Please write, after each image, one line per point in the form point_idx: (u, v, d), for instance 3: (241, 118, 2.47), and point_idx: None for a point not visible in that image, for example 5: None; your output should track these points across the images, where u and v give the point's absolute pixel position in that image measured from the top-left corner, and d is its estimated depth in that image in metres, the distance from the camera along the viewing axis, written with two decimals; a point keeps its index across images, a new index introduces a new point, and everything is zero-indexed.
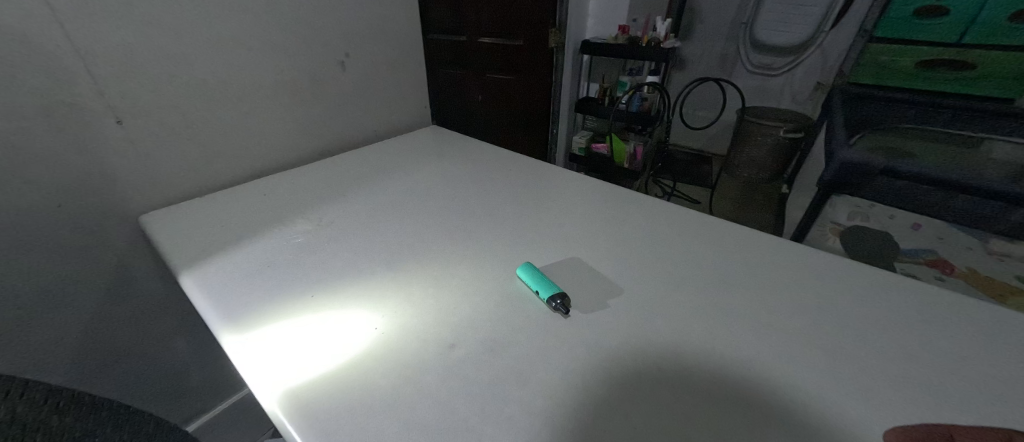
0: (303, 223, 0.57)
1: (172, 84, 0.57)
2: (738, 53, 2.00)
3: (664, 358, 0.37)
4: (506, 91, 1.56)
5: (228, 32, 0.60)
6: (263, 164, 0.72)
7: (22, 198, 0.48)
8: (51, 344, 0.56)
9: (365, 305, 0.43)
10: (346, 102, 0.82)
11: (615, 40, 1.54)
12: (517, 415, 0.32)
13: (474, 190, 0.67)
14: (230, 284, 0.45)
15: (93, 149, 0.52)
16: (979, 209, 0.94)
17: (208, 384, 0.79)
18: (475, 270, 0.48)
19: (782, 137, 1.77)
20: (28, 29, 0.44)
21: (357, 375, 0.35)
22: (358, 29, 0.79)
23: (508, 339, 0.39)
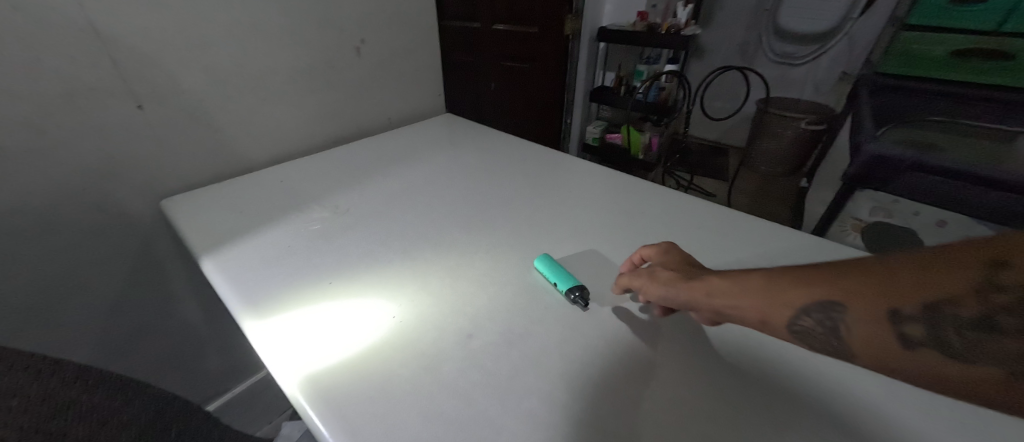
0: (320, 210, 0.57)
1: (190, 69, 0.57)
2: (760, 41, 1.93)
3: (688, 355, 0.37)
4: (520, 80, 1.54)
5: (245, 16, 0.60)
6: (279, 151, 0.72)
7: (48, 182, 0.49)
8: (78, 326, 0.57)
9: (383, 294, 0.43)
10: (361, 88, 0.82)
11: (633, 27, 1.50)
12: (538, 408, 0.32)
13: (489, 180, 0.66)
14: (249, 269, 0.45)
15: (115, 133, 0.52)
16: (1014, 206, 0.88)
17: (227, 366, 0.81)
18: (491, 261, 0.48)
19: (802, 129, 1.71)
20: (50, 13, 0.44)
21: (376, 362, 0.35)
22: (373, 14, 0.78)
23: (527, 331, 0.39)
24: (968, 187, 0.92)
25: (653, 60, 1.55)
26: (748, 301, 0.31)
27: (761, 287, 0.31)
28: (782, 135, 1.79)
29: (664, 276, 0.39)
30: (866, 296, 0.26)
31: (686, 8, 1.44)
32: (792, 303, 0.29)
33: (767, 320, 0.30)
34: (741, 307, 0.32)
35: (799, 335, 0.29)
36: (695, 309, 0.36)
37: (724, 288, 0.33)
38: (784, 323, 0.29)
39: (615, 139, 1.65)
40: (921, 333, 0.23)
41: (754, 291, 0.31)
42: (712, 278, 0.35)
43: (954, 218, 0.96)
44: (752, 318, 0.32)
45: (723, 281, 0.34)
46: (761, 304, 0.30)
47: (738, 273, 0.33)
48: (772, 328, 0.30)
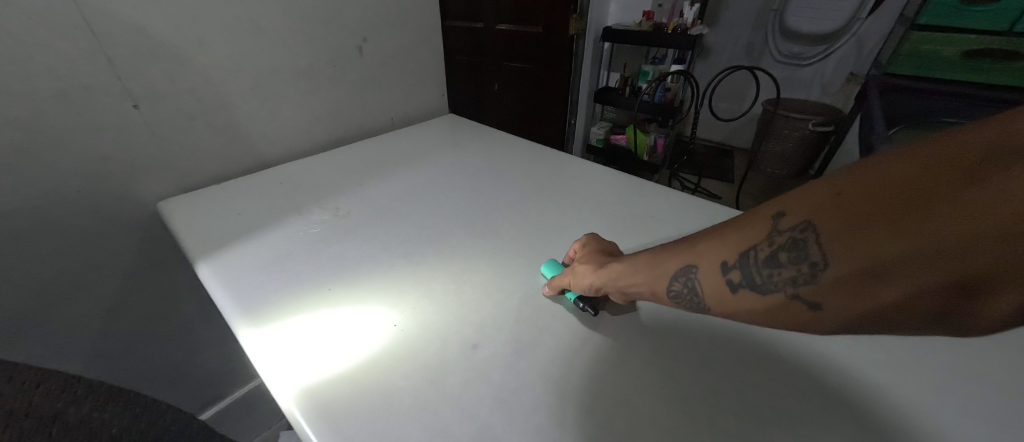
0: (320, 213, 0.56)
1: (189, 67, 0.55)
2: (767, 41, 1.91)
3: (704, 365, 0.35)
4: (524, 80, 1.52)
5: (245, 14, 0.59)
6: (280, 151, 0.71)
7: (42, 183, 0.47)
8: (73, 331, 0.56)
9: (384, 300, 0.41)
10: (363, 88, 0.80)
11: (638, 27, 1.48)
12: (548, 425, 0.30)
13: (494, 183, 0.64)
14: (245, 274, 0.44)
15: (111, 133, 0.51)
16: None
17: (226, 370, 0.79)
18: (497, 267, 0.46)
19: (810, 131, 1.68)
20: (44, 9, 0.43)
21: (377, 375, 0.34)
22: (376, 12, 0.77)
23: (535, 341, 0.37)
24: None
25: (658, 61, 1.54)
26: (648, 280, 0.33)
27: (655, 262, 0.33)
28: (788, 136, 1.76)
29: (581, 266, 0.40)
30: (737, 250, 0.27)
31: (693, 8, 1.42)
32: (682, 266, 0.30)
33: (662, 294, 0.32)
34: (643, 287, 0.34)
35: (691, 301, 0.30)
36: (613, 294, 0.38)
37: (629, 273, 0.35)
38: (676, 292, 0.31)
39: (620, 140, 1.64)
40: (787, 281, 0.24)
41: (650, 267, 0.33)
42: (619, 264, 0.37)
43: None
44: (654, 296, 0.33)
45: (627, 267, 0.36)
46: (657, 282, 0.32)
47: (641, 256, 0.35)
48: (668, 300, 0.32)
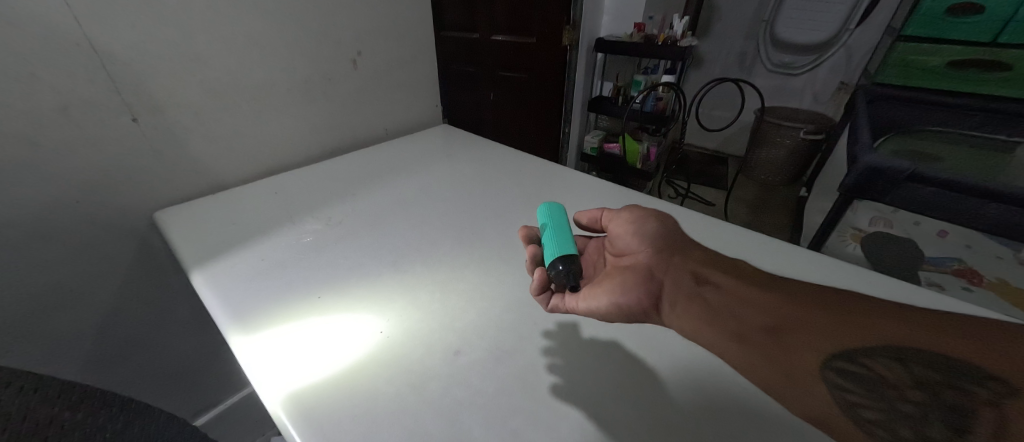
0: (313, 222, 0.57)
1: (187, 82, 0.57)
2: (758, 51, 1.95)
3: (675, 368, 0.36)
4: (519, 89, 1.55)
5: (242, 31, 0.61)
6: (275, 162, 0.73)
7: (43, 194, 0.49)
8: (69, 338, 0.57)
9: (372, 308, 0.43)
10: (357, 100, 0.82)
11: (630, 38, 1.51)
12: (523, 429, 0.31)
13: (482, 192, 0.66)
14: (238, 283, 0.45)
15: (111, 146, 0.53)
16: (1014, 218, 0.86)
17: (219, 378, 0.80)
18: (482, 275, 0.48)
19: (801, 138, 1.72)
20: (47, 29, 0.45)
21: (361, 380, 0.35)
22: (370, 27, 0.79)
23: (514, 347, 0.38)
24: (965, 198, 0.91)
25: (650, 71, 1.56)
26: (725, 299, 0.35)
27: (749, 291, 0.35)
28: (781, 144, 1.79)
29: (670, 255, 0.42)
30: (842, 327, 0.28)
31: (683, 20, 1.45)
32: (773, 308, 0.32)
33: (728, 313, 0.34)
34: (707, 301, 0.36)
35: (754, 329, 0.32)
36: (619, 300, 0.39)
37: (714, 283, 0.37)
38: (748, 319, 0.32)
39: (613, 148, 1.66)
40: (856, 380, 0.27)
41: (739, 291, 0.35)
42: (714, 272, 0.38)
43: (956, 227, 0.95)
44: (699, 317, 0.35)
45: (716, 279, 0.37)
46: (737, 302, 0.34)
47: (737, 276, 0.37)
48: (722, 321, 0.33)
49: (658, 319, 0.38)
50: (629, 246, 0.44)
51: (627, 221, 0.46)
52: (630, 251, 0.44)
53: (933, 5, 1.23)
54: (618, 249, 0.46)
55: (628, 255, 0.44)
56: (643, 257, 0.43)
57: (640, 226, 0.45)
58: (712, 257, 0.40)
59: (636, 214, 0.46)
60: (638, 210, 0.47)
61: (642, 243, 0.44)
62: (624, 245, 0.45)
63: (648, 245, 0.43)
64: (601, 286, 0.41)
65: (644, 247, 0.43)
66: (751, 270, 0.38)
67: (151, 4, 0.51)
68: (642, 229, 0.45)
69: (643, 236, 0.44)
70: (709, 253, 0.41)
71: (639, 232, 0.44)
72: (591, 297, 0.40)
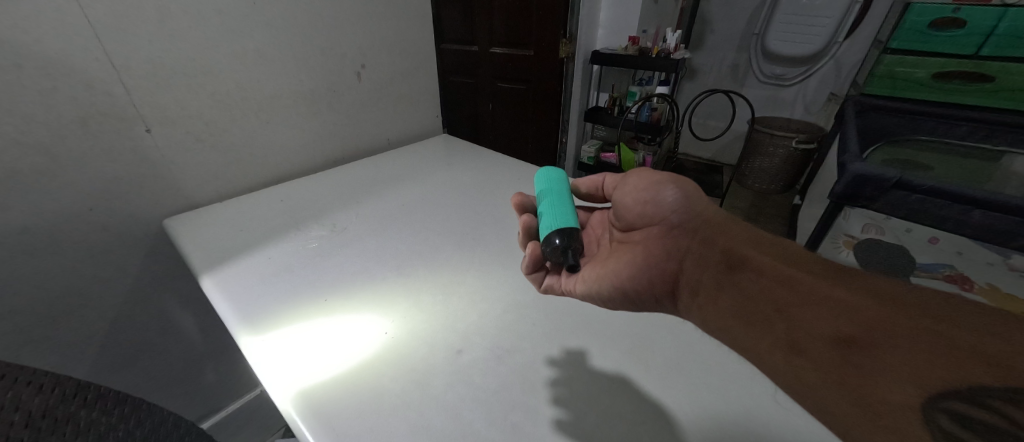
0: (318, 228, 0.59)
1: (199, 94, 0.59)
2: (750, 63, 1.99)
3: (669, 367, 0.38)
4: (517, 100, 1.58)
5: (252, 46, 0.63)
6: (281, 171, 0.75)
7: (59, 202, 0.51)
8: (76, 343, 0.58)
9: (376, 310, 0.44)
10: (360, 110, 0.85)
11: (625, 50, 1.55)
12: (522, 424, 0.33)
13: (482, 200, 0.68)
14: (248, 287, 0.47)
15: (124, 156, 0.55)
16: (999, 224, 0.84)
17: (222, 384, 0.80)
18: (485, 278, 0.49)
19: (793, 148, 1.75)
20: (68, 46, 0.47)
21: (368, 379, 0.36)
22: (372, 41, 0.82)
23: (513, 347, 0.40)
24: (950, 205, 0.89)
25: (644, 82, 1.60)
26: (767, 292, 0.34)
27: (796, 283, 0.33)
28: (773, 154, 1.83)
29: (688, 232, 0.42)
30: (908, 338, 0.27)
31: (675, 33, 1.49)
32: (822, 306, 0.31)
33: (774, 312, 0.33)
34: (743, 292, 0.35)
35: (801, 330, 0.31)
36: (623, 285, 0.42)
37: (752, 270, 0.36)
38: (796, 320, 0.31)
39: (610, 157, 1.69)
40: (952, 412, 0.24)
41: (784, 283, 0.33)
42: (751, 255, 0.37)
43: (944, 234, 0.93)
44: (737, 315, 0.34)
45: (754, 265, 0.36)
46: (784, 299, 0.33)
47: (779, 262, 0.35)
48: (765, 321, 0.33)
49: (668, 303, 0.41)
50: (640, 218, 0.45)
51: (637, 191, 0.46)
52: (643, 224, 0.45)
53: (917, 19, 1.26)
54: (627, 221, 0.47)
55: (641, 229, 0.46)
56: (654, 231, 0.44)
57: (656, 196, 0.45)
58: (745, 236, 0.39)
59: (647, 181, 0.46)
60: (649, 175, 0.46)
61: (657, 216, 0.44)
62: (635, 217, 0.46)
63: (662, 219, 0.44)
64: (608, 275, 0.43)
65: (658, 221, 0.44)
66: (793, 254, 0.36)
67: (166, 21, 0.54)
68: (656, 199, 0.45)
69: (658, 208, 0.44)
70: (745, 231, 0.40)
71: (655, 203, 0.44)
72: (587, 281, 0.44)
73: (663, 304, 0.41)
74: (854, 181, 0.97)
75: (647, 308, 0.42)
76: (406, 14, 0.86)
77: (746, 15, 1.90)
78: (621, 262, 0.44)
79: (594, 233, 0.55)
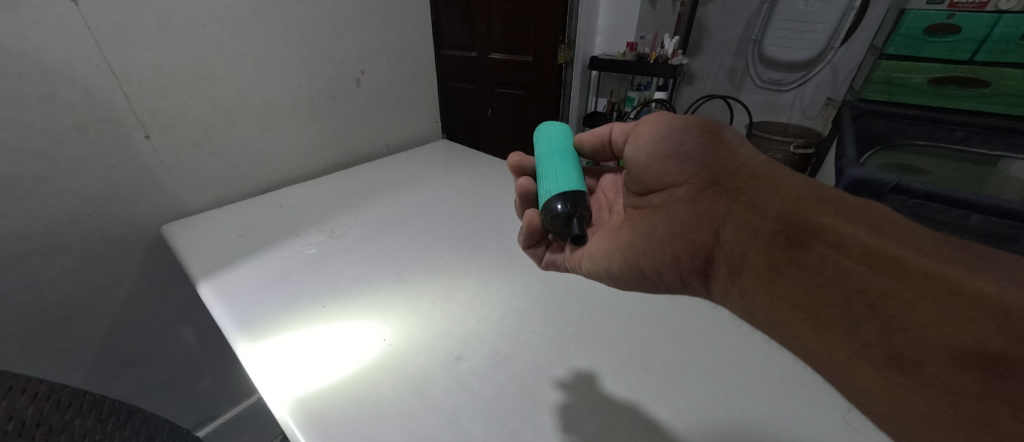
0: (317, 234, 0.59)
1: (198, 100, 0.59)
2: (747, 68, 2.01)
3: (669, 375, 0.37)
4: (516, 105, 1.59)
5: (252, 52, 0.64)
6: (281, 176, 0.75)
7: (56, 209, 0.51)
8: (71, 351, 0.58)
9: (375, 316, 0.44)
10: (359, 116, 0.85)
11: (624, 56, 1.57)
12: (520, 431, 0.33)
13: (480, 205, 0.68)
14: (246, 293, 0.47)
15: (123, 162, 0.55)
16: (996, 229, 0.84)
17: (219, 391, 0.80)
18: (484, 282, 0.50)
19: (791, 153, 1.71)
20: (68, 53, 0.47)
21: (365, 386, 0.36)
22: (372, 48, 0.82)
23: (512, 353, 0.40)
24: (947, 210, 0.89)
25: (643, 87, 1.61)
26: (851, 274, 0.26)
27: (898, 261, 0.25)
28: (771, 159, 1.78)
29: (723, 192, 0.36)
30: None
31: (673, 39, 1.51)
32: (929, 296, 0.23)
33: (863, 304, 0.25)
34: (811, 272, 0.28)
35: (904, 333, 0.24)
36: (638, 260, 0.40)
37: (826, 242, 0.28)
38: (899, 316, 0.24)
39: None
40: None
41: (878, 262, 0.26)
42: (825, 220, 0.29)
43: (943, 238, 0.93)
44: (791, 302, 0.29)
45: (828, 235, 0.28)
46: (879, 285, 0.25)
47: (869, 231, 0.28)
48: (847, 315, 0.26)
49: (698, 281, 0.37)
50: (660, 180, 0.41)
51: (654, 146, 0.42)
52: (666, 185, 0.41)
53: (914, 25, 1.28)
54: (645, 184, 0.43)
55: (662, 192, 0.42)
56: (679, 193, 0.40)
57: (681, 149, 0.40)
58: (813, 198, 0.31)
59: (665, 129, 0.41)
60: (666, 121, 0.42)
61: (682, 175, 0.40)
62: (654, 176, 0.42)
63: (690, 178, 0.39)
64: (623, 249, 0.42)
65: (685, 180, 0.39)
66: (884, 220, 0.29)
67: (167, 28, 0.54)
68: (680, 152, 0.40)
69: (684, 164, 0.39)
70: (810, 191, 0.33)
71: (678, 158, 0.40)
72: (593, 256, 0.44)
73: (692, 283, 0.38)
74: (852, 186, 0.96)
75: (673, 286, 0.39)
76: (405, 21, 0.87)
77: (742, 21, 1.92)
78: (638, 231, 0.41)
79: (606, 197, 0.54)
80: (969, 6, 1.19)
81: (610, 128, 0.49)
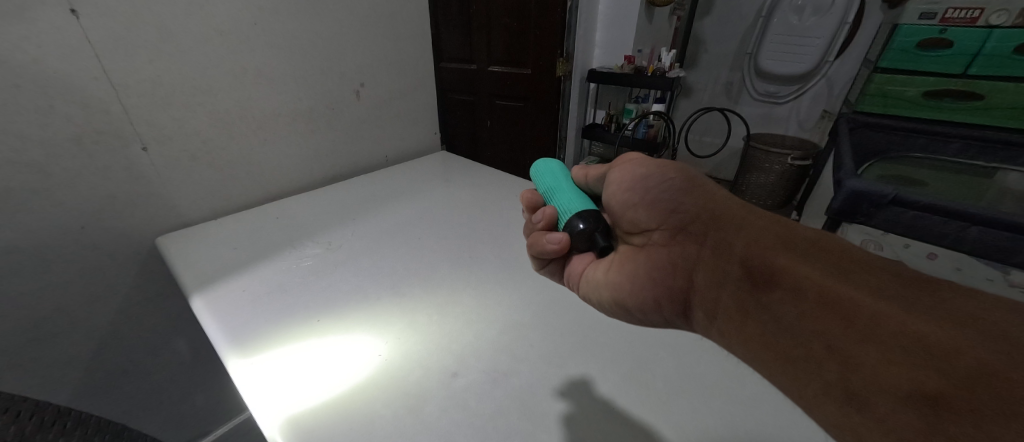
0: (314, 247, 0.58)
1: (195, 113, 0.59)
2: (743, 81, 2.03)
3: (670, 392, 0.36)
4: (515, 117, 1.60)
5: (252, 65, 0.64)
6: (278, 188, 0.74)
7: (48, 221, 0.50)
8: (60, 366, 0.56)
9: (371, 330, 0.43)
10: (359, 128, 0.85)
11: (621, 69, 1.58)
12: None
13: (477, 217, 0.68)
14: (240, 310, 0.45)
15: (119, 174, 0.54)
16: (997, 241, 0.84)
17: (209, 406, 0.78)
18: (481, 298, 0.49)
19: (790, 165, 1.71)
20: (66, 66, 0.47)
21: (356, 405, 0.35)
22: (372, 62, 0.83)
23: (510, 369, 0.39)
24: (947, 222, 0.88)
25: (641, 100, 1.63)
26: (809, 320, 0.26)
27: (847, 305, 0.25)
28: (770, 170, 1.78)
29: (692, 236, 0.35)
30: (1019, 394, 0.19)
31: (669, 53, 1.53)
32: (883, 342, 0.23)
33: (822, 349, 0.25)
34: (775, 317, 0.27)
35: (859, 376, 0.23)
36: (621, 299, 0.39)
37: (786, 285, 0.28)
38: (854, 360, 0.23)
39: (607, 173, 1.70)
40: None
41: (832, 306, 0.25)
42: (782, 264, 0.29)
43: (943, 250, 0.92)
44: (762, 347, 0.28)
45: (788, 279, 0.28)
46: (833, 331, 0.24)
47: (824, 272, 0.27)
48: (811, 359, 0.25)
49: (680, 320, 0.36)
50: (636, 223, 0.40)
51: (624, 192, 0.42)
52: (641, 230, 0.40)
53: (905, 40, 1.29)
54: (624, 227, 0.42)
55: (639, 235, 0.40)
56: (656, 237, 0.38)
57: (648, 195, 0.39)
58: (771, 236, 0.31)
59: (631, 177, 0.42)
60: (632, 169, 0.42)
61: (654, 220, 0.38)
62: (629, 221, 0.41)
63: (662, 223, 0.38)
64: (606, 286, 0.40)
65: (658, 225, 0.38)
66: (838, 256, 0.28)
67: (167, 41, 0.54)
68: (647, 200, 0.39)
69: (653, 211, 0.38)
70: (768, 226, 0.32)
71: (646, 205, 0.39)
72: (588, 283, 0.43)
73: (674, 321, 0.36)
74: (851, 197, 0.96)
75: (659, 324, 0.38)
76: (406, 35, 0.88)
77: (738, 35, 1.95)
78: (621, 273, 0.40)
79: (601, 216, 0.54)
80: (961, 22, 1.20)
81: (585, 171, 0.49)
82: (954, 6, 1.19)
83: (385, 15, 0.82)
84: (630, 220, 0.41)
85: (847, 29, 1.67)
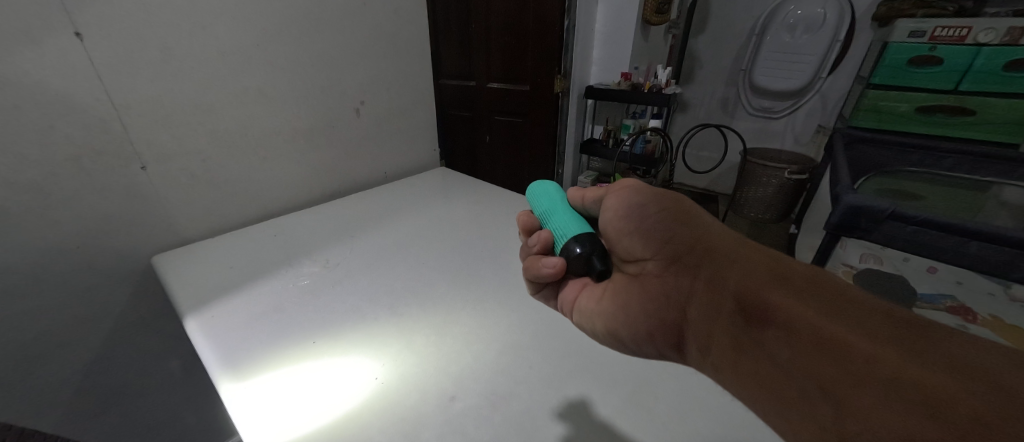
0: (312, 265, 0.58)
1: (196, 131, 0.60)
2: (738, 97, 2.06)
3: (673, 417, 0.36)
4: (514, 133, 1.62)
5: (253, 84, 0.65)
6: (275, 206, 0.74)
7: (43, 240, 0.50)
8: (48, 389, 0.55)
9: (367, 352, 0.43)
10: (359, 145, 0.86)
11: (619, 85, 1.61)
12: None
13: (476, 235, 0.68)
14: (235, 332, 0.45)
15: (117, 192, 0.54)
16: (995, 254, 0.82)
17: (202, 426, 0.76)
18: (479, 317, 0.48)
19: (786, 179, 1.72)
20: (68, 86, 0.48)
21: (350, 432, 0.34)
22: (373, 80, 0.84)
23: (510, 392, 0.38)
24: (945, 236, 0.87)
25: (638, 116, 1.65)
26: (803, 359, 0.25)
27: (841, 345, 0.24)
28: (767, 184, 1.79)
29: (687, 267, 0.35)
30: None
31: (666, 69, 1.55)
32: (875, 387, 0.22)
33: (816, 390, 0.24)
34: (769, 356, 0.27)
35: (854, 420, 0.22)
36: (615, 330, 0.38)
37: (779, 323, 0.27)
38: (849, 405, 0.22)
39: None
40: None
41: (826, 346, 0.25)
42: (776, 300, 0.28)
43: (942, 264, 0.89)
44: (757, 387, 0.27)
45: (781, 317, 0.27)
46: (826, 372, 0.24)
47: (817, 311, 0.27)
48: (803, 399, 0.25)
49: (673, 353, 0.35)
50: (630, 252, 0.40)
51: (619, 220, 0.42)
52: (635, 258, 0.40)
53: (896, 57, 1.31)
54: (619, 255, 0.42)
55: (633, 264, 0.40)
56: (650, 267, 0.38)
57: (642, 225, 0.39)
58: (766, 271, 0.31)
59: (627, 204, 0.42)
60: (626, 196, 0.42)
61: (649, 250, 0.38)
62: (624, 250, 0.41)
63: (656, 253, 0.38)
64: (600, 315, 0.40)
65: (652, 255, 0.38)
66: (832, 294, 0.28)
67: (169, 61, 0.55)
68: (642, 229, 0.39)
69: (647, 240, 0.38)
70: (762, 261, 0.32)
71: (642, 234, 0.39)
72: (582, 313, 0.42)
73: (667, 354, 0.36)
74: (849, 213, 0.96)
75: (653, 356, 0.37)
76: (406, 54, 0.90)
77: (732, 52, 1.99)
78: (614, 302, 0.39)
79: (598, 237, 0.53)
80: (949, 39, 1.22)
81: (581, 192, 0.49)
82: (942, 24, 1.22)
83: (385, 35, 0.84)
84: (625, 248, 0.41)
85: (839, 46, 1.70)
